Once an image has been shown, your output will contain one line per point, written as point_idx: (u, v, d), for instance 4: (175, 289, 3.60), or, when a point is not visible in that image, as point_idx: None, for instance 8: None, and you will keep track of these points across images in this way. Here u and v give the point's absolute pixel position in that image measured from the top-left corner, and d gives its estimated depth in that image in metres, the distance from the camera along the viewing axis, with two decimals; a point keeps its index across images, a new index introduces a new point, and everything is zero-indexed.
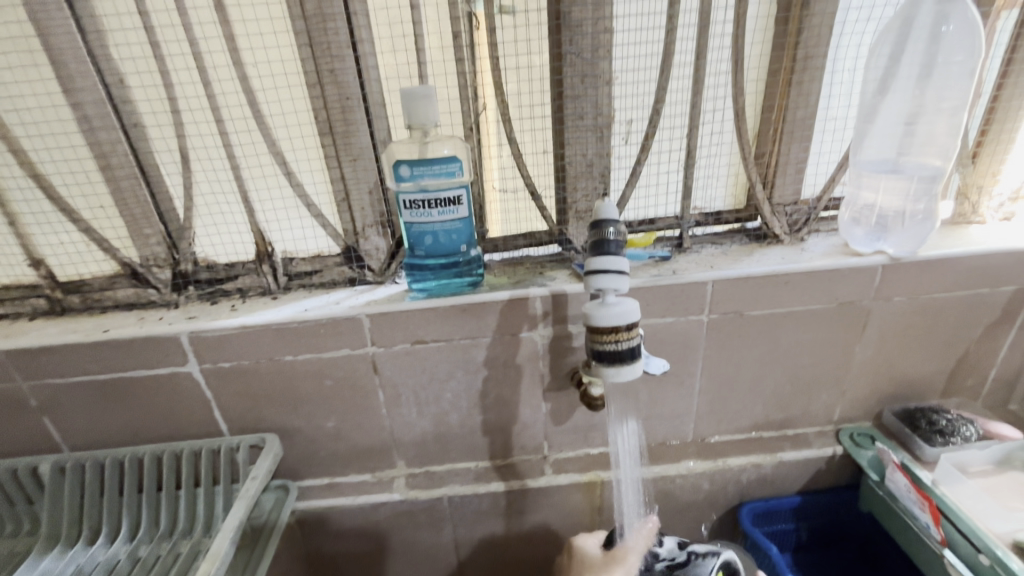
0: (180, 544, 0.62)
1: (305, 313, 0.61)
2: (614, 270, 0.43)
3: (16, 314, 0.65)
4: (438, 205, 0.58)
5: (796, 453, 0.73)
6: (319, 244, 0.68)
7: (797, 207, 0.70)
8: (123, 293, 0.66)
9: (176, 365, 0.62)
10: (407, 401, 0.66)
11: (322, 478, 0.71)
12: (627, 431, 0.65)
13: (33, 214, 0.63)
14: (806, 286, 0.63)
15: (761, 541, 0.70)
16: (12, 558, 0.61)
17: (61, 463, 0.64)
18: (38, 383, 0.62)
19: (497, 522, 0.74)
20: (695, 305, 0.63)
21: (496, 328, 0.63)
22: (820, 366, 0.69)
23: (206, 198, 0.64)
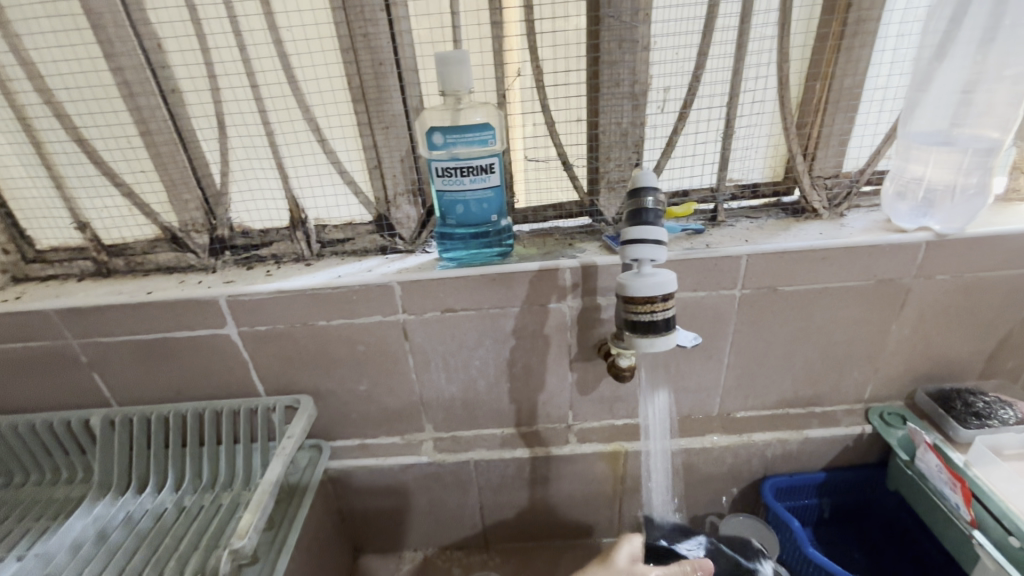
0: (221, 496, 0.65)
1: (338, 279, 0.62)
2: (652, 239, 0.42)
3: (66, 275, 0.68)
4: (470, 173, 0.57)
5: (824, 431, 0.73)
6: (351, 212, 0.69)
7: (838, 180, 0.68)
8: (164, 256, 0.68)
9: (215, 327, 0.64)
10: (437, 368, 0.68)
11: (354, 439, 0.73)
12: (657, 402, 0.70)
13: (78, 178, 0.65)
14: (844, 263, 0.62)
15: (783, 514, 0.71)
16: (70, 502, 0.66)
17: (111, 417, 0.67)
18: (87, 341, 0.65)
19: (521, 487, 0.76)
20: (728, 279, 0.62)
21: (525, 299, 0.63)
22: (853, 344, 0.68)
23: (241, 165, 0.65)
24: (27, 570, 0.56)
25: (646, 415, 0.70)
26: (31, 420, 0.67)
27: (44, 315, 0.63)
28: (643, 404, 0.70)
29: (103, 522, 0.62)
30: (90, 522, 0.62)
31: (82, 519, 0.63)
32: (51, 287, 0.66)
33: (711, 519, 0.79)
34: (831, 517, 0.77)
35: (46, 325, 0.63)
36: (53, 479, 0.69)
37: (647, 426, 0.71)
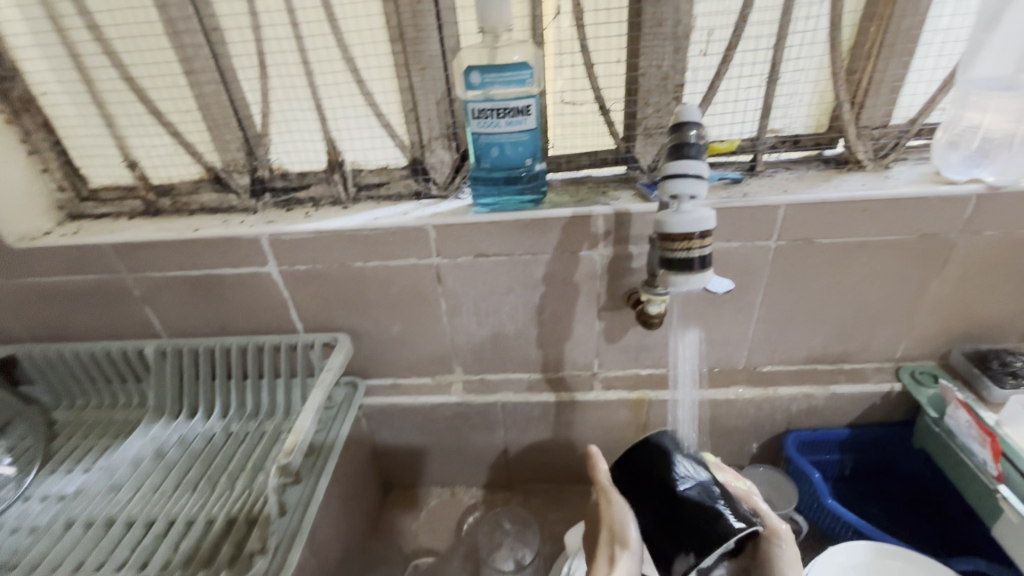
0: (264, 425, 0.70)
1: (375, 222, 0.64)
2: (692, 173, 0.42)
3: (117, 213, 0.71)
4: (506, 115, 0.57)
5: (852, 387, 0.72)
6: (386, 156, 0.70)
7: (886, 130, 0.65)
8: (208, 197, 0.70)
9: (258, 265, 0.67)
10: (468, 312, 0.70)
11: (387, 379, 0.77)
12: (688, 341, 0.71)
13: (127, 116, 0.67)
14: (886, 216, 0.60)
15: (804, 467, 0.72)
16: (129, 424, 0.72)
17: (162, 347, 0.72)
18: (140, 275, 0.68)
19: (546, 431, 0.79)
20: (764, 230, 0.61)
21: (557, 245, 0.64)
22: (889, 300, 0.66)
23: (281, 106, 0.66)
24: (94, 480, 0.62)
25: (672, 351, 0.73)
26: (92, 347, 0.73)
27: (100, 249, 0.66)
28: (671, 340, 0.71)
29: (159, 442, 0.68)
30: (148, 442, 0.68)
31: (141, 439, 0.68)
32: (104, 224, 0.70)
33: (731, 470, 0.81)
34: (852, 472, 0.78)
35: (102, 259, 0.67)
36: (113, 403, 0.75)
37: (677, 368, 0.73)
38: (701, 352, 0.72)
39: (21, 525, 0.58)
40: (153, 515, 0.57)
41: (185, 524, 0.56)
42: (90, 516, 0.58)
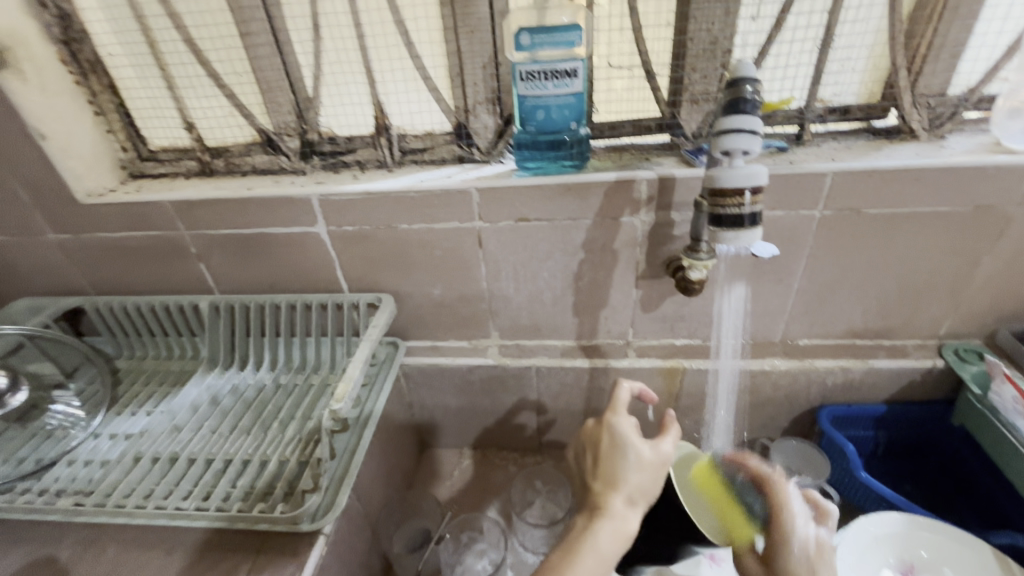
0: (311, 377, 0.73)
1: (421, 184, 0.66)
2: (746, 129, 0.42)
3: (174, 173, 0.75)
4: (554, 77, 0.58)
5: (892, 363, 0.71)
6: (431, 120, 0.71)
7: (943, 99, 0.63)
8: (259, 159, 0.73)
9: (308, 225, 0.69)
10: (507, 276, 0.71)
11: (426, 341, 0.79)
12: (734, 299, 0.70)
13: (186, 78, 0.70)
14: (939, 186, 0.59)
15: (838, 440, 0.71)
16: (184, 373, 0.76)
17: (216, 303, 0.76)
18: (196, 233, 0.72)
19: (578, 398, 0.80)
20: (809, 198, 0.61)
21: (598, 211, 0.64)
22: (937, 274, 0.65)
23: (332, 69, 0.68)
24: (157, 422, 0.67)
25: (718, 311, 0.71)
26: (150, 301, 0.77)
27: (161, 207, 0.70)
28: (717, 299, 0.70)
29: (214, 390, 0.72)
30: (204, 390, 0.72)
31: (197, 387, 0.73)
32: (163, 183, 0.73)
33: (762, 442, 0.81)
34: (886, 449, 0.77)
35: (162, 216, 0.71)
36: (169, 354, 0.80)
37: (720, 336, 0.73)
38: (743, 326, 0.73)
39: (93, 458, 0.63)
40: (212, 453, 0.61)
41: (241, 463, 0.60)
42: (156, 452, 0.62)
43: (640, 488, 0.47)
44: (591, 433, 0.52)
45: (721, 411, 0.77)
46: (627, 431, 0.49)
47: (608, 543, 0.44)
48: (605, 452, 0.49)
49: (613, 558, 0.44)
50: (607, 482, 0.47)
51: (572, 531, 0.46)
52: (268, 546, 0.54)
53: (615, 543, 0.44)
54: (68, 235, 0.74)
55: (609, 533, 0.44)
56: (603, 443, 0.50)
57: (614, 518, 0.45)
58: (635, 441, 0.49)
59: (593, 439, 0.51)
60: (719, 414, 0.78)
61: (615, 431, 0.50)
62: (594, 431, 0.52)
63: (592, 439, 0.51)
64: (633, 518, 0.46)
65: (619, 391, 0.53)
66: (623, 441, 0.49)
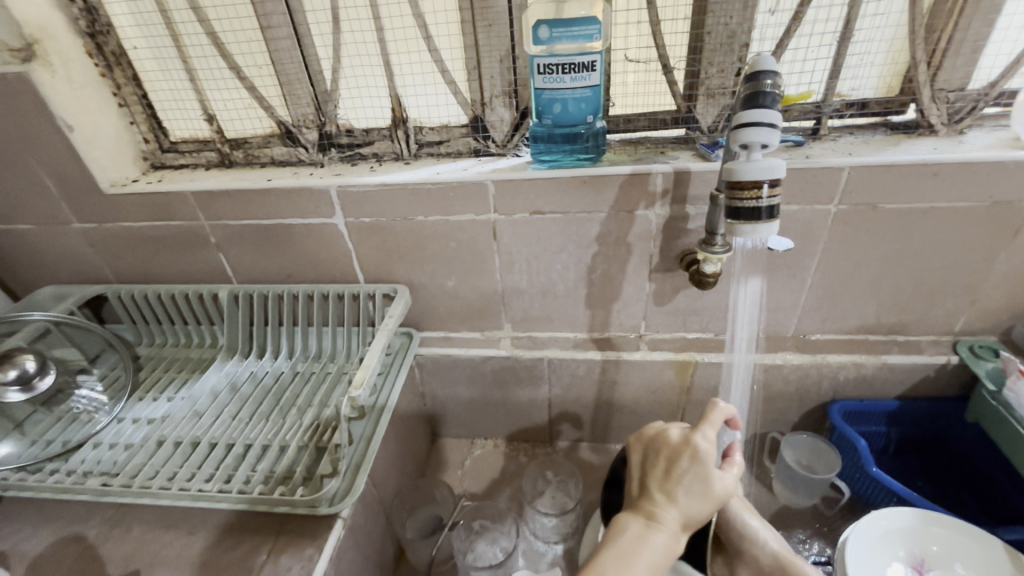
0: (328, 366, 0.75)
1: (437, 176, 0.66)
2: (765, 123, 0.42)
3: (195, 165, 0.76)
4: (571, 70, 0.58)
5: (905, 359, 0.71)
6: (448, 114, 0.71)
7: (963, 94, 0.63)
8: (278, 151, 0.74)
9: (325, 217, 0.70)
10: (521, 268, 0.72)
11: (439, 332, 0.80)
12: (750, 292, 0.69)
13: (208, 71, 0.71)
14: (956, 181, 0.59)
15: (850, 434, 0.71)
16: (203, 361, 0.78)
17: (234, 292, 0.77)
18: (217, 223, 0.73)
19: (589, 389, 0.81)
20: (825, 193, 0.61)
21: (613, 204, 0.64)
22: (953, 270, 0.65)
23: (351, 62, 0.69)
24: (178, 407, 0.68)
25: (735, 302, 0.70)
26: (170, 290, 0.78)
27: (182, 197, 0.71)
28: (734, 290, 0.69)
29: (233, 377, 0.74)
30: (223, 377, 0.74)
31: (217, 374, 0.74)
32: (184, 174, 0.75)
33: (773, 436, 0.82)
34: (899, 444, 0.77)
35: (183, 206, 0.72)
36: (188, 342, 0.81)
37: (735, 332, 0.72)
38: (758, 316, 0.72)
39: (118, 442, 0.64)
40: (233, 438, 0.63)
41: (262, 448, 0.61)
42: (179, 436, 0.64)
43: (698, 514, 0.45)
44: (675, 440, 0.48)
45: (734, 405, 0.78)
46: (710, 456, 0.46)
47: (657, 562, 0.42)
48: (681, 467, 0.46)
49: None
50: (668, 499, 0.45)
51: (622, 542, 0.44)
52: (287, 527, 0.55)
53: (660, 560, 0.43)
54: (92, 224, 0.75)
55: (661, 549, 0.42)
56: (683, 458, 0.46)
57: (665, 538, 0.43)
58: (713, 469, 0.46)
59: (671, 449, 0.48)
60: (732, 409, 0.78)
61: (698, 452, 0.46)
62: (676, 444, 0.48)
63: (672, 447, 0.48)
64: (682, 539, 0.44)
65: (715, 417, 0.49)
66: (705, 467, 0.46)
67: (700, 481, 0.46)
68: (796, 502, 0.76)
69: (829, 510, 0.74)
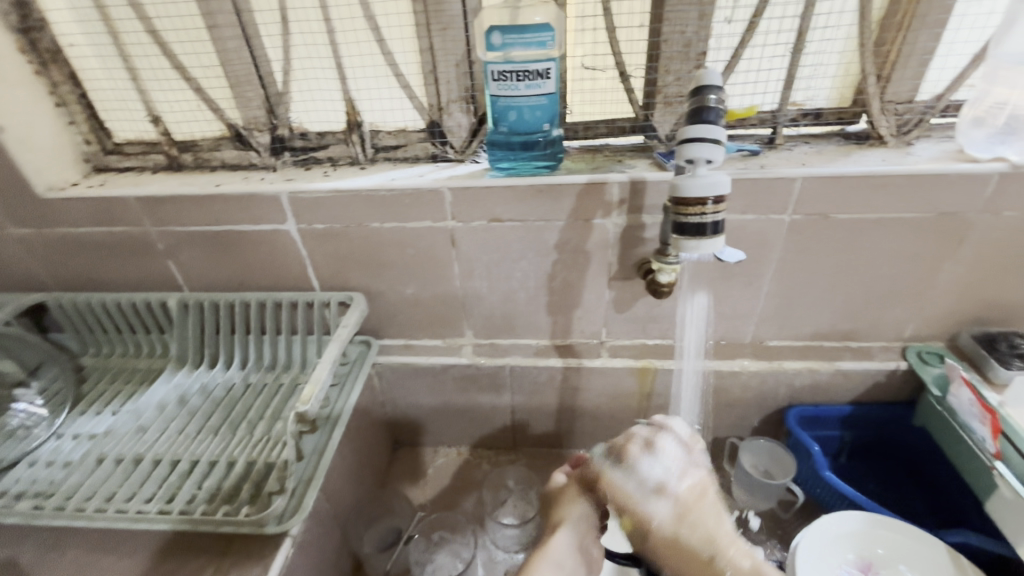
0: (281, 376, 0.73)
1: (392, 182, 0.65)
2: (709, 139, 0.42)
3: (140, 167, 0.73)
4: (526, 78, 0.57)
5: (857, 364, 0.73)
6: (405, 118, 0.70)
7: (911, 106, 0.64)
8: (229, 154, 0.72)
9: (277, 223, 0.68)
10: (480, 276, 0.71)
11: (399, 339, 0.79)
12: (697, 307, 0.71)
13: (151, 70, 0.68)
14: (904, 192, 0.60)
15: (804, 440, 0.73)
16: (152, 371, 0.75)
17: (184, 300, 0.74)
18: (164, 229, 0.70)
19: (552, 396, 0.80)
20: (779, 203, 0.61)
21: (571, 212, 0.64)
22: (901, 279, 0.67)
23: (302, 64, 0.66)
24: (122, 422, 0.66)
25: (683, 317, 0.72)
26: (117, 298, 0.75)
27: (126, 202, 0.68)
28: (681, 304, 0.71)
29: (182, 389, 0.71)
30: (172, 389, 0.71)
31: (165, 386, 0.72)
32: (129, 177, 0.72)
33: (732, 440, 0.83)
34: (854, 448, 0.78)
35: (128, 212, 0.69)
36: (137, 352, 0.78)
37: (683, 338, 0.74)
38: (707, 321, 0.73)
39: (56, 460, 0.61)
40: (177, 454, 0.60)
41: (208, 464, 0.59)
42: (120, 454, 0.61)
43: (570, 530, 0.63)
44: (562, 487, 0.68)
45: (690, 409, 0.79)
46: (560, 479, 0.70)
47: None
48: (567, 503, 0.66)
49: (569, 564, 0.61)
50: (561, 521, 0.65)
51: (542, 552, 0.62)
52: (233, 547, 0.53)
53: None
54: (29, 230, 0.72)
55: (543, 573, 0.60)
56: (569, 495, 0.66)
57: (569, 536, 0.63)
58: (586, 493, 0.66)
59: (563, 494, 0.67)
60: (689, 413, 0.79)
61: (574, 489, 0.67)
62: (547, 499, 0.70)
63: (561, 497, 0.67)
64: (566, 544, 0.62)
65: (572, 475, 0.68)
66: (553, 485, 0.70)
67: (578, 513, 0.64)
68: (754, 507, 0.76)
69: (785, 513, 0.76)
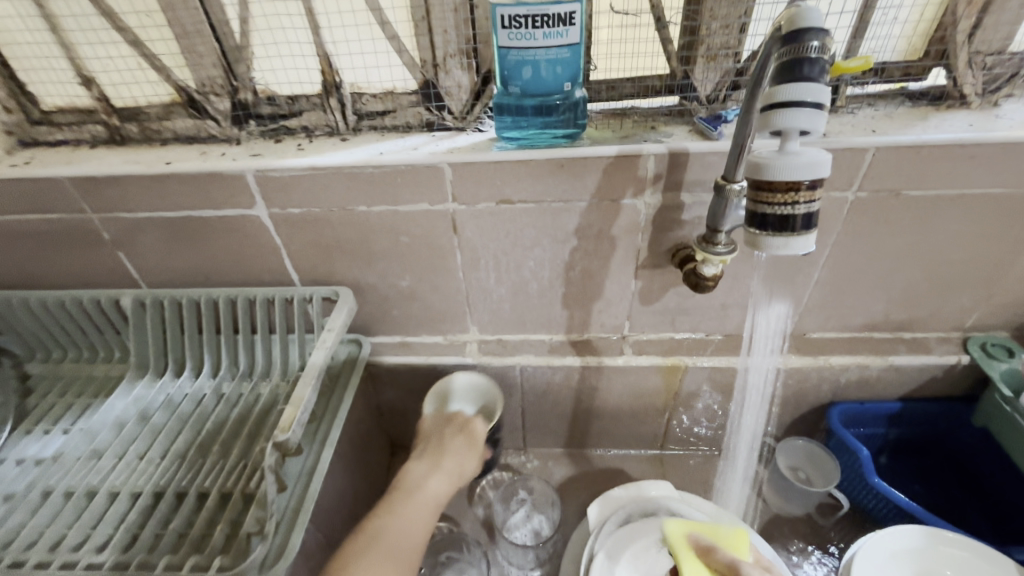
0: (260, 386, 0.63)
1: (380, 157, 0.54)
2: (809, 102, 0.33)
3: (77, 141, 0.61)
4: (545, 24, 0.46)
5: (912, 359, 0.65)
6: (392, 77, 0.58)
7: (1003, 58, 0.53)
8: (182, 124, 0.59)
9: (244, 207, 0.57)
10: (487, 267, 0.61)
11: (394, 337, 0.69)
12: (773, 315, 0.64)
13: (75, 19, 0.55)
14: (995, 164, 0.50)
15: (849, 442, 0.65)
16: (109, 381, 0.65)
17: (141, 298, 0.63)
18: (110, 217, 0.59)
19: (567, 396, 0.72)
20: (844, 177, 0.52)
21: (595, 192, 0.54)
22: (973, 263, 0.58)
23: (263, 9, 0.54)
24: (72, 444, 0.56)
25: (754, 322, 0.64)
26: (60, 296, 0.64)
27: (57, 183, 0.56)
28: (754, 310, 0.63)
29: (143, 402, 0.61)
30: (131, 402, 0.61)
31: (123, 399, 0.62)
32: (61, 154, 0.59)
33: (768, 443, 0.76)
34: (897, 446, 0.72)
35: (62, 196, 0.57)
36: (92, 357, 0.68)
37: (756, 335, 0.65)
38: (785, 328, 0.65)
39: None
40: (136, 486, 0.51)
41: (174, 498, 0.50)
42: (69, 486, 0.52)
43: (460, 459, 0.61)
44: (434, 433, 0.63)
45: (752, 411, 0.72)
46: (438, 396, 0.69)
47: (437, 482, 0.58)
48: (446, 447, 0.61)
49: (437, 502, 0.56)
50: (431, 461, 0.60)
51: (405, 501, 0.54)
52: None
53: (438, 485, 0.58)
54: None
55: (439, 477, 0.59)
56: (442, 439, 0.62)
57: (441, 474, 0.58)
58: (459, 443, 0.62)
59: (439, 433, 0.63)
60: (749, 415, 0.72)
61: (455, 424, 0.64)
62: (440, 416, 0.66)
63: (441, 434, 0.63)
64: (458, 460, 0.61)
65: (433, 443, 0.62)
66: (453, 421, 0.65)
67: (459, 449, 0.61)
68: (787, 511, 0.70)
69: (823, 519, 0.69)
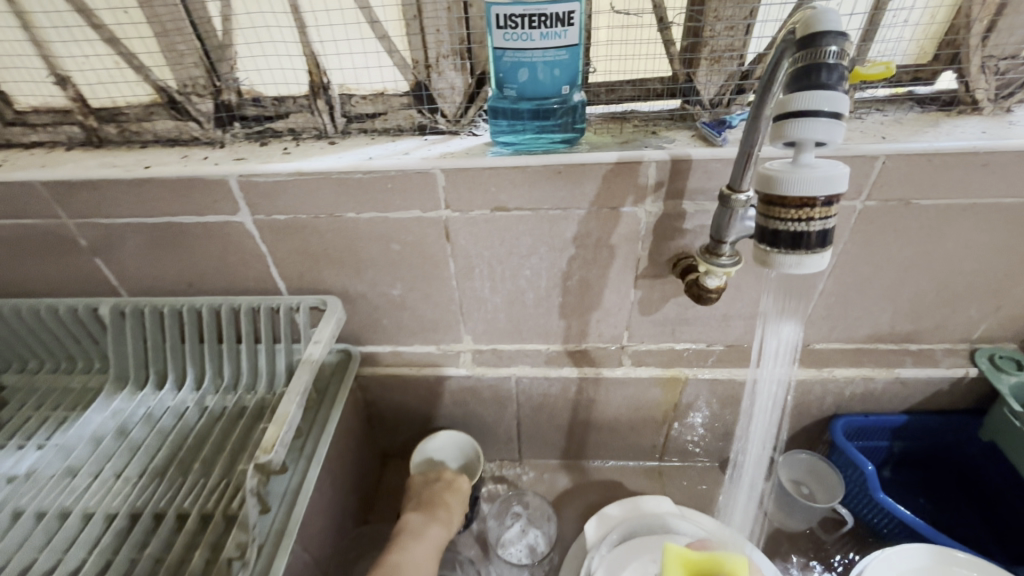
0: (245, 399, 0.61)
1: (369, 161, 0.51)
2: (825, 111, 0.31)
3: (53, 143, 0.58)
4: (542, 24, 0.44)
5: (918, 371, 0.63)
6: (381, 78, 0.56)
7: (1017, 62, 0.51)
8: (163, 125, 0.57)
9: (227, 213, 0.55)
10: (481, 275, 0.59)
11: (385, 346, 0.67)
12: (785, 330, 0.58)
13: (48, 14, 0.52)
14: (1009, 172, 0.48)
15: (854, 456, 0.63)
16: (87, 393, 0.63)
17: (119, 307, 0.61)
18: (86, 222, 0.56)
19: (564, 408, 0.70)
20: (853, 186, 0.50)
21: (594, 199, 0.51)
22: (984, 275, 0.56)
23: (247, 7, 0.52)
24: (46, 460, 0.53)
25: (764, 337, 0.58)
26: (36, 304, 0.62)
27: (30, 187, 0.54)
28: (766, 325, 0.57)
29: (122, 416, 0.59)
30: (109, 416, 0.59)
31: (101, 413, 0.59)
32: (36, 156, 0.57)
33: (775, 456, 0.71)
34: (901, 459, 0.70)
35: (36, 200, 0.55)
36: (70, 368, 0.65)
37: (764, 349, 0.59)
38: (793, 339, 0.60)
39: None
40: (112, 507, 0.49)
41: (152, 519, 0.48)
42: (41, 506, 0.49)
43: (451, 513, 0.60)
44: (422, 487, 0.63)
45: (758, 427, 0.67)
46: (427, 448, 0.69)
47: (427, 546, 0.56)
48: (438, 499, 0.61)
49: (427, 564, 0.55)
50: (426, 512, 0.59)
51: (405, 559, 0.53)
52: None
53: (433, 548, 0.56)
54: None
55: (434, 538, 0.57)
56: (432, 494, 0.62)
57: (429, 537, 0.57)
58: (450, 501, 0.61)
59: (426, 488, 0.63)
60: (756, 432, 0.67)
61: (445, 479, 0.64)
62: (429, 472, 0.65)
63: (429, 489, 0.63)
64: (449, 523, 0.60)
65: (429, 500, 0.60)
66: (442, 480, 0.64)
67: (449, 501, 0.61)
68: (788, 526, 0.68)
69: (826, 534, 0.67)
